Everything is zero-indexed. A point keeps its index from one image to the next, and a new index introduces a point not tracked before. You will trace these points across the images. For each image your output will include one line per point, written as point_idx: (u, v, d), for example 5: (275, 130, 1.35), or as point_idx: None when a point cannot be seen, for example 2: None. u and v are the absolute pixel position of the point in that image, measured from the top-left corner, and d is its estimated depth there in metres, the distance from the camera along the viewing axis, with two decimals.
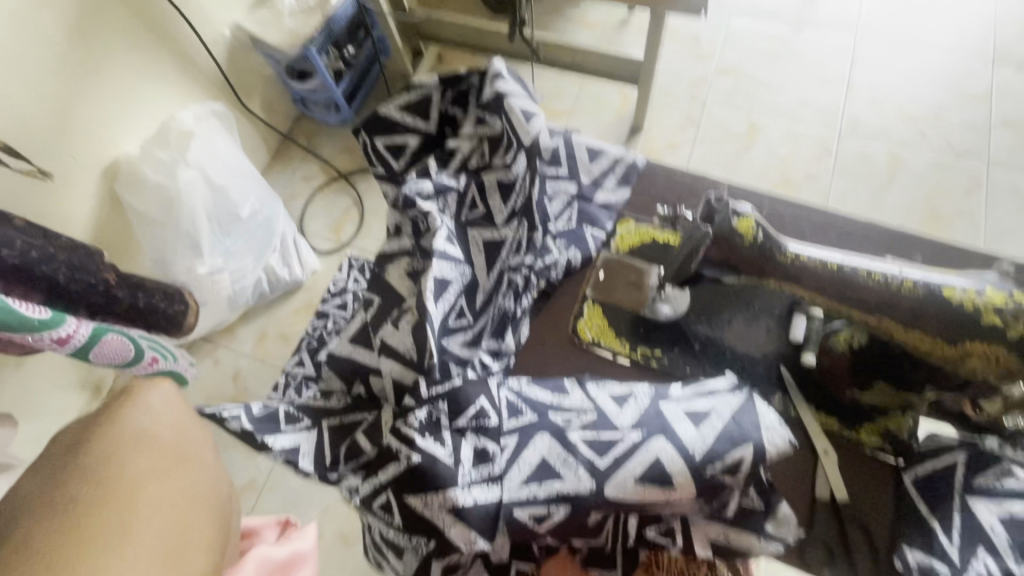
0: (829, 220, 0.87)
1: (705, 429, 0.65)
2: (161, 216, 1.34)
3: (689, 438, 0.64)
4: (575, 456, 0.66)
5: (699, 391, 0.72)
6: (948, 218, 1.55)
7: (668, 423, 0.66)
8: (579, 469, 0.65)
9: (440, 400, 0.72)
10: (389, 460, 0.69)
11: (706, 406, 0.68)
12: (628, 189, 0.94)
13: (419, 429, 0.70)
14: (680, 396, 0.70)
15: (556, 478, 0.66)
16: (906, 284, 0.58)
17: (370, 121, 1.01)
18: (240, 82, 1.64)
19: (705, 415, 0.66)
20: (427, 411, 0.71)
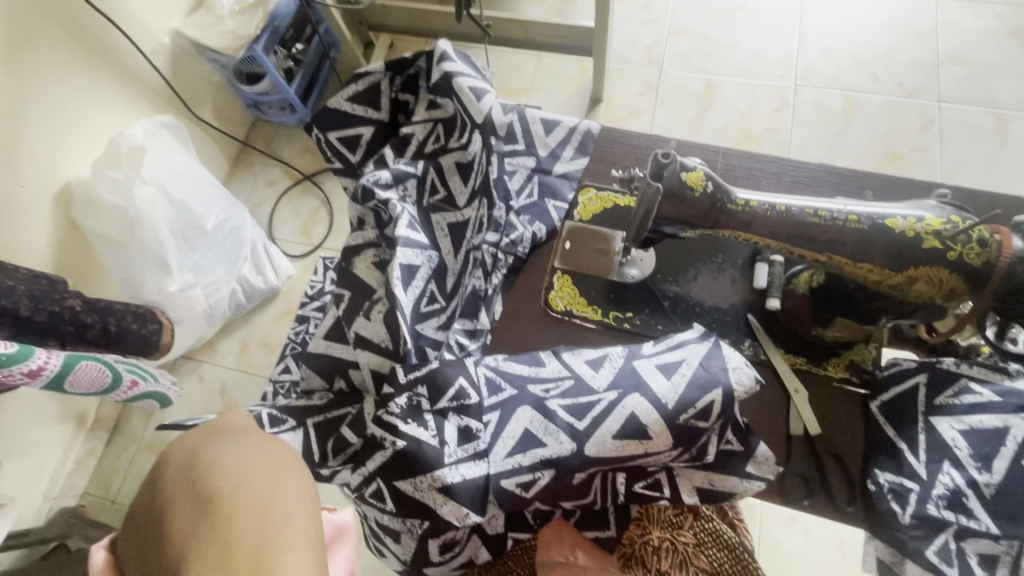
0: (783, 167, 0.88)
1: (677, 379, 0.69)
2: (123, 236, 1.31)
3: (663, 391, 0.68)
4: (556, 421, 0.69)
5: (673, 346, 0.73)
6: (905, 156, 1.58)
7: (642, 377, 0.70)
8: (560, 434, 0.68)
9: (420, 385, 0.72)
10: (376, 449, 0.70)
11: (679, 357, 0.71)
12: (586, 158, 0.94)
13: (401, 415, 0.70)
14: (653, 352, 0.72)
15: (538, 446, 0.68)
16: (851, 219, 0.62)
17: (320, 115, 0.99)
18: (187, 90, 1.59)
19: (680, 364, 0.70)
20: (408, 397, 0.71)
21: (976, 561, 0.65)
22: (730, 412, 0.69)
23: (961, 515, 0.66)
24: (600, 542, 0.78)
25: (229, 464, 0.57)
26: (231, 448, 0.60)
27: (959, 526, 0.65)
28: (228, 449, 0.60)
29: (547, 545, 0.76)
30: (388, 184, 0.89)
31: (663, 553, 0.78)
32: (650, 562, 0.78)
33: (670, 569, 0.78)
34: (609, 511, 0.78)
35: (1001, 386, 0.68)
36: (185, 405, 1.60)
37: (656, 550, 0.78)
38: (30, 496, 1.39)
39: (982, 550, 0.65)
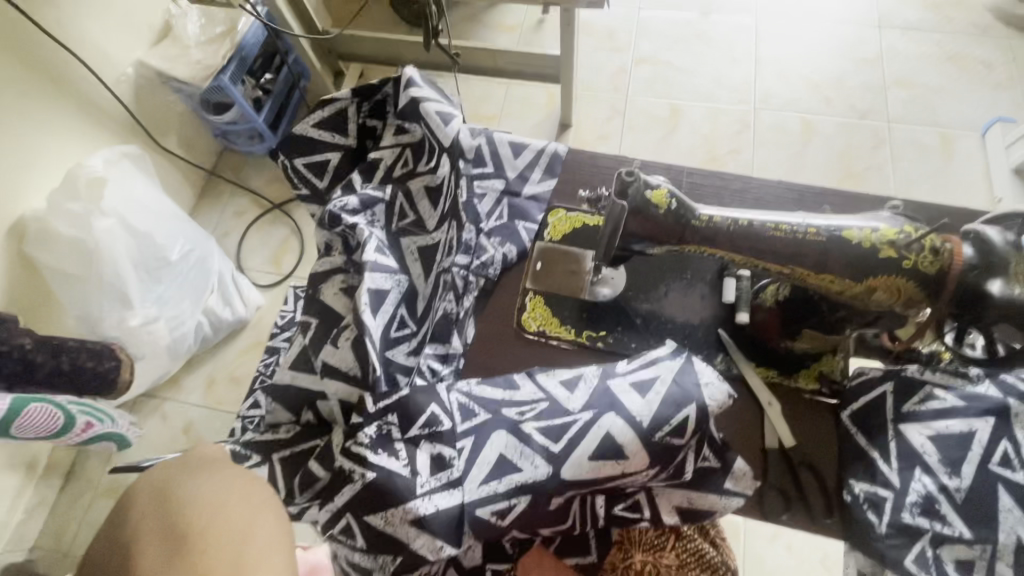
0: (746, 185, 0.91)
1: (652, 396, 0.68)
2: (80, 270, 1.25)
3: (637, 408, 0.67)
4: (530, 443, 0.68)
5: (646, 363, 0.72)
6: (861, 174, 1.65)
7: (617, 396, 0.69)
8: (536, 458, 0.67)
9: (390, 413, 0.70)
10: (344, 483, 0.67)
11: (653, 373, 0.70)
12: (554, 179, 0.95)
13: (370, 445, 0.67)
14: (627, 370, 0.72)
15: (515, 471, 0.66)
16: (810, 232, 0.62)
17: (286, 143, 0.99)
18: (151, 120, 1.56)
19: (654, 381, 0.69)
20: (377, 426, 0.69)
21: (953, 567, 0.64)
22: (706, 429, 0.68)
23: (935, 522, 0.66)
24: (583, 569, 0.77)
25: (202, 499, 0.52)
26: (203, 479, 0.55)
27: (933, 533, 0.65)
28: (201, 478, 0.54)
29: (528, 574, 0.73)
30: (355, 210, 0.88)
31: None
32: None
33: None
34: (590, 538, 0.77)
35: (964, 391, 0.69)
36: (147, 446, 1.52)
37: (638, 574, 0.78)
38: None
39: (959, 555, 0.64)
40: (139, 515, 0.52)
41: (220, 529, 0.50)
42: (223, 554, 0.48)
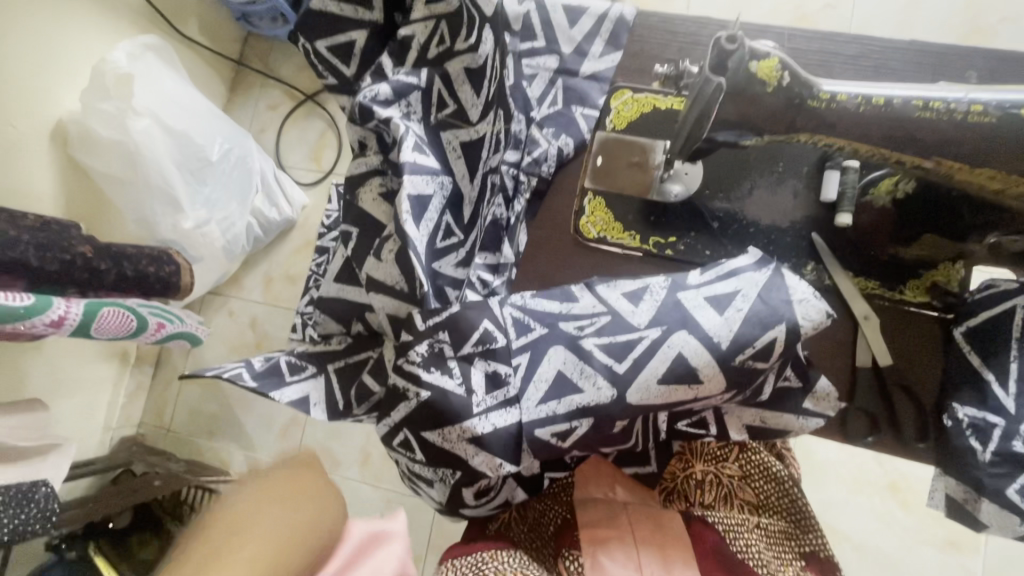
0: (861, 50, 0.72)
1: (731, 314, 0.60)
2: (127, 172, 1.23)
3: (712, 326, 0.60)
4: (591, 363, 0.62)
5: (724, 275, 0.64)
6: (990, 28, 1.32)
7: (691, 312, 0.61)
8: (598, 379, 0.62)
9: (441, 330, 0.65)
10: (398, 400, 0.65)
11: (733, 288, 0.62)
12: (619, 53, 0.79)
13: (422, 364, 0.64)
14: (699, 284, 0.63)
15: (576, 393, 0.62)
16: (973, 110, 0.47)
17: (306, 22, 0.85)
18: (167, 3, 1.42)
19: (733, 298, 0.61)
20: (428, 344, 0.65)
21: None
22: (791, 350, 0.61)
23: None
24: (639, 476, 0.76)
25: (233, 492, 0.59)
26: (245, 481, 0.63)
27: None
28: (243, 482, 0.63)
29: (585, 482, 0.73)
30: (388, 100, 0.76)
31: (706, 487, 0.76)
32: (692, 496, 0.75)
33: (714, 502, 0.74)
34: (650, 450, 0.74)
35: None
36: (220, 339, 1.61)
37: (698, 483, 0.76)
38: (89, 429, 1.47)
39: None
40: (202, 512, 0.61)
41: (237, 506, 0.56)
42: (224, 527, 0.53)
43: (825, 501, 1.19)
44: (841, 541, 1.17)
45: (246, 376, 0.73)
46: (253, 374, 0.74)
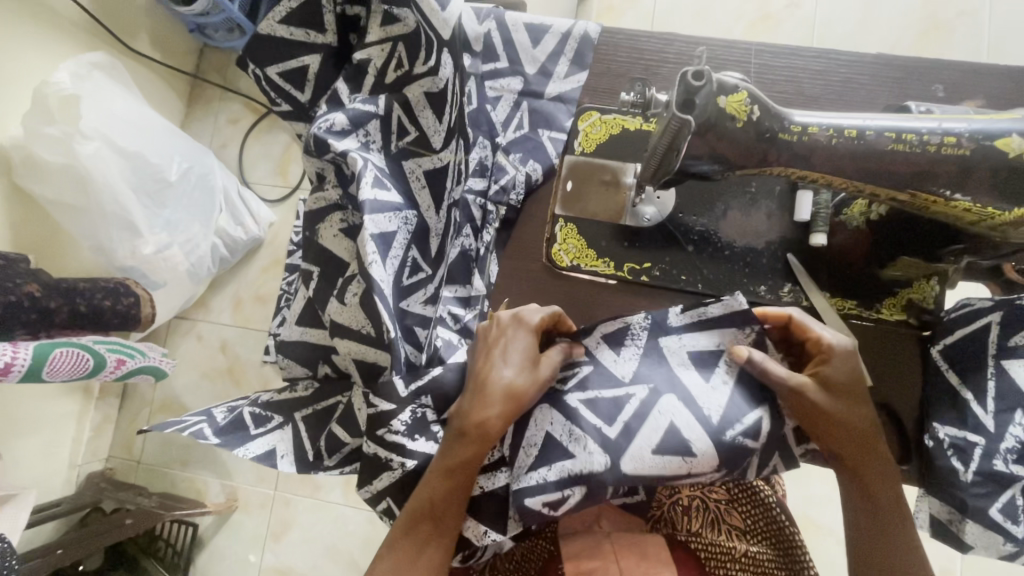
0: (829, 62, 0.71)
1: (719, 383, 0.61)
2: (78, 198, 1.16)
3: (700, 392, 0.61)
4: (580, 428, 0.61)
5: (704, 324, 0.62)
6: (948, 24, 1.34)
7: (675, 368, 0.62)
8: (589, 444, 0.60)
9: (424, 395, 0.65)
10: (381, 469, 0.63)
11: (717, 346, 0.62)
12: (584, 73, 0.76)
13: (407, 433, 0.63)
14: (681, 333, 0.63)
15: (563, 459, 0.60)
16: (947, 141, 0.46)
17: (254, 46, 0.80)
18: (114, 17, 1.33)
19: (719, 357, 0.62)
20: (412, 411, 0.64)
21: None
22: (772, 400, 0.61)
23: None
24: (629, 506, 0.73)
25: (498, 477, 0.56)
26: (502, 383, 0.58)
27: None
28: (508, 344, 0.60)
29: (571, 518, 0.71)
30: (344, 130, 0.71)
31: (693, 513, 0.74)
32: (680, 523, 0.74)
33: (702, 529, 0.73)
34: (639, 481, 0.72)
35: None
36: (188, 368, 1.52)
37: (685, 511, 0.74)
38: (53, 469, 1.39)
39: None
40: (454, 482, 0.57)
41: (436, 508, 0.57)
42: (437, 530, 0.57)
43: (810, 499, 1.20)
44: (826, 535, 1.19)
45: (207, 433, 0.70)
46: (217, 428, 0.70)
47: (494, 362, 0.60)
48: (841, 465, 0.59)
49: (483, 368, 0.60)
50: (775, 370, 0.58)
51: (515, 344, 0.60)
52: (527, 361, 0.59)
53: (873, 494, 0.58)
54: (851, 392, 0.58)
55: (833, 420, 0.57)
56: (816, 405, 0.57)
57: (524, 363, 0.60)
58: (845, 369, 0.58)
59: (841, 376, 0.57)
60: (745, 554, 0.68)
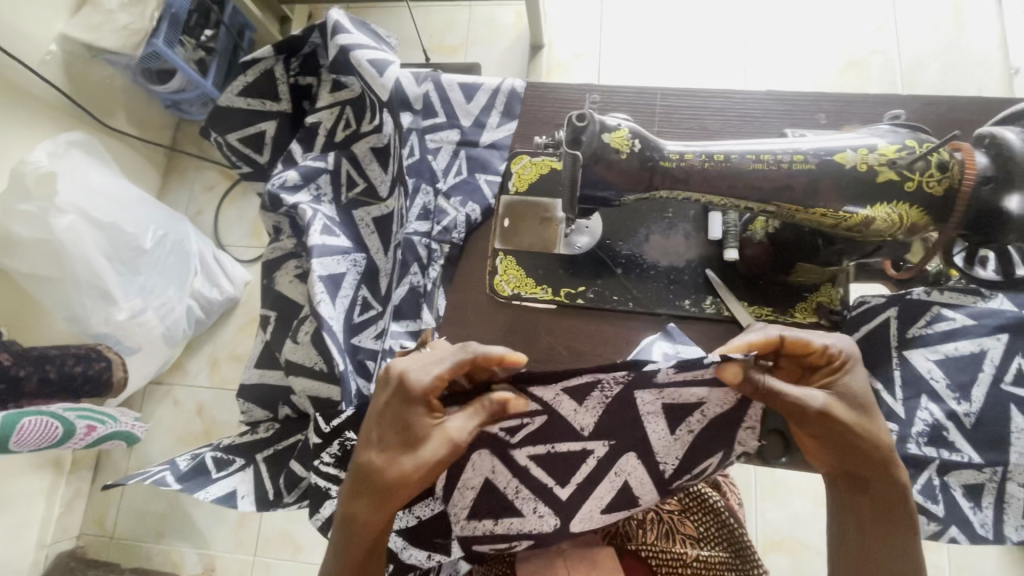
0: (732, 101, 0.81)
1: (682, 434, 0.61)
2: (52, 270, 1.20)
3: (660, 447, 0.61)
4: (533, 489, 0.63)
5: (692, 379, 0.56)
6: (864, 62, 1.50)
7: (643, 415, 0.59)
8: (541, 509, 0.64)
9: (349, 429, 0.65)
10: (323, 498, 0.66)
11: (697, 399, 0.58)
12: (515, 121, 0.85)
13: (337, 464, 0.66)
14: (661, 386, 0.57)
15: (515, 516, 0.64)
16: (797, 159, 0.55)
17: (216, 117, 0.88)
18: (90, 99, 1.42)
19: (694, 409, 0.59)
20: (338, 444, 0.66)
21: (961, 492, 0.64)
22: (728, 436, 0.61)
23: (942, 450, 0.64)
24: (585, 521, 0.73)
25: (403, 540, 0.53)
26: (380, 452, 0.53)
27: (941, 460, 0.64)
28: (389, 412, 0.54)
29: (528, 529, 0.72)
30: (296, 185, 0.81)
31: (648, 526, 0.77)
32: (633, 535, 0.77)
33: (655, 539, 0.76)
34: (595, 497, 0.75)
35: (975, 309, 0.66)
36: (163, 433, 1.51)
37: (640, 524, 0.77)
38: (19, 549, 1.34)
39: (967, 480, 0.64)
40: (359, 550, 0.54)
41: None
42: None
43: (793, 517, 1.22)
44: (814, 554, 1.20)
45: (170, 479, 0.71)
46: (178, 475, 0.72)
47: (372, 441, 0.54)
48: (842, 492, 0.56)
49: (367, 438, 0.54)
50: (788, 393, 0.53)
51: (392, 419, 0.53)
52: (401, 441, 0.53)
53: (882, 508, 0.55)
54: (864, 402, 0.54)
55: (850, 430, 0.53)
56: (831, 414, 0.53)
57: (401, 441, 0.53)
58: (858, 376, 0.55)
59: (854, 386, 0.55)
60: (698, 558, 0.71)
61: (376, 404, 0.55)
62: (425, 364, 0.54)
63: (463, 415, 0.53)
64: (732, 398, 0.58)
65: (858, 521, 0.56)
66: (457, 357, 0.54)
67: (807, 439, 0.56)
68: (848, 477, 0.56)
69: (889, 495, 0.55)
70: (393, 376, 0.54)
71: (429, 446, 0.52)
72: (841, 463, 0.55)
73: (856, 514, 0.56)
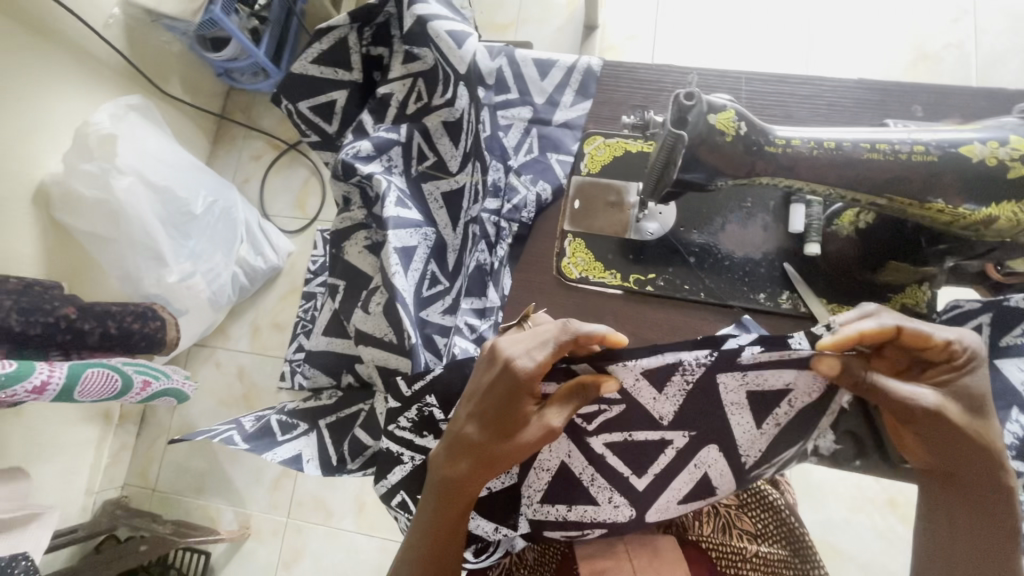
0: (814, 89, 0.77)
1: (768, 426, 0.59)
2: (109, 231, 1.22)
3: (744, 440, 0.61)
4: (610, 478, 0.64)
5: (776, 359, 0.54)
6: (936, 55, 1.42)
7: (728, 406, 0.58)
8: (616, 499, 0.65)
9: (428, 395, 0.65)
10: (394, 463, 0.68)
11: (783, 385, 0.56)
12: (589, 101, 0.83)
13: (413, 429, 0.66)
14: (745, 369, 0.55)
15: (590, 504, 0.65)
16: (918, 150, 0.52)
17: (287, 83, 0.88)
18: (148, 65, 1.45)
19: (781, 398, 0.58)
20: (417, 411, 0.66)
21: None
22: (810, 426, 0.60)
23: None
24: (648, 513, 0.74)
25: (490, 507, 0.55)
26: (483, 423, 0.54)
27: None
28: (494, 387, 0.53)
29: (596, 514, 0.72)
30: (369, 156, 0.80)
31: (705, 518, 0.75)
32: (691, 528, 0.74)
33: (713, 533, 0.74)
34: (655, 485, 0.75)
35: None
36: (206, 394, 1.55)
37: (696, 516, 0.75)
38: (71, 493, 1.41)
39: None
40: (449, 510, 0.56)
41: (435, 537, 0.56)
42: (436, 557, 0.56)
43: (826, 521, 1.20)
44: (846, 561, 1.17)
45: (237, 439, 0.73)
46: (245, 436, 0.74)
47: (469, 414, 0.55)
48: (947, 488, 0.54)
49: (470, 408, 0.55)
50: (876, 380, 0.53)
51: (495, 396, 0.53)
52: (506, 416, 0.53)
53: (984, 516, 0.53)
54: (980, 406, 0.52)
55: (956, 427, 0.52)
56: (937, 411, 0.52)
57: (505, 418, 0.54)
58: (980, 377, 0.53)
59: (966, 381, 0.52)
60: (757, 554, 0.70)
61: (480, 376, 0.55)
62: (527, 347, 0.53)
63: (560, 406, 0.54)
64: (819, 387, 0.57)
65: (953, 524, 0.54)
66: (561, 341, 0.52)
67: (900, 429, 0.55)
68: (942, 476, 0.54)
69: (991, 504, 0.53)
70: (496, 357, 0.54)
71: (534, 427, 0.53)
72: (941, 463, 0.54)
73: (951, 522, 0.54)
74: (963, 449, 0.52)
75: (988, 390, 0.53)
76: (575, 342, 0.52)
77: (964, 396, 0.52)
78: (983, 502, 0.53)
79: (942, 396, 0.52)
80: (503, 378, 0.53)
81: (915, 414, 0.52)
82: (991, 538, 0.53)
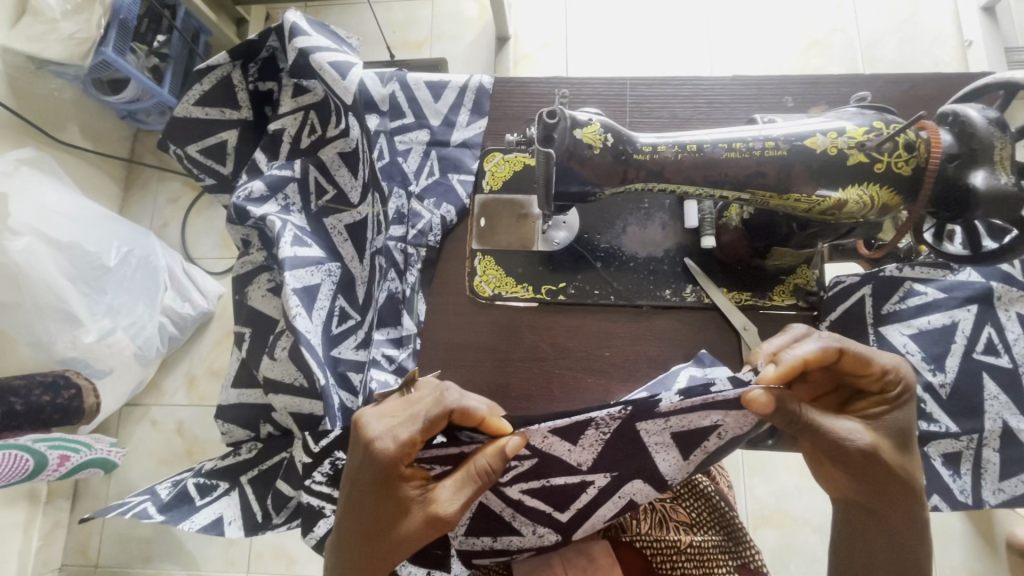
0: (699, 86, 0.81)
1: (695, 456, 0.60)
2: (8, 296, 1.13)
3: (670, 470, 0.61)
4: (534, 516, 0.64)
5: (707, 402, 0.53)
6: (824, 39, 1.52)
7: (654, 446, 0.59)
8: (541, 529, 0.65)
9: (338, 449, 0.67)
10: (317, 519, 0.66)
11: (708, 422, 0.57)
12: (484, 119, 0.83)
13: (330, 483, 0.67)
14: (667, 416, 0.55)
15: (514, 535, 0.65)
16: (769, 146, 0.57)
17: (173, 129, 0.84)
18: (38, 115, 1.35)
19: (710, 434, 0.58)
20: (330, 463, 0.67)
21: (941, 462, 0.66)
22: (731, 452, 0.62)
23: (921, 422, 0.66)
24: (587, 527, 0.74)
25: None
26: (366, 508, 0.53)
27: (922, 432, 0.66)
28: (366, 474, 0.53)
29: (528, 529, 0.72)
30: (263, 196, 0.78)
31: (642, 516, 0.76)
32: (630, 528, 0.74)
33: (650, 529, 0.74)
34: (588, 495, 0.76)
35: (943, 283, 0.68)
36: (144, 454, 1.45)
37: (634, 514, 0.76)
38: None
39: (946, 449, 0.66)
40: None
41: None
42: None
43: (780, 492, 1.24)
44: (802, 527, 1.22)
45: (151, 510, 0.69)
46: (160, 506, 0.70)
47: (354, 500, 0.54)
48: (867, 518, 0.57)
49: (354, 494, 0.54)
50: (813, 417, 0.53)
51: (372, 480, 0.53)
52: (390, 498, 0.53)
53: (896, 542, 0.56)
54: (906, 441, 0.55)
55: (887, 462, 0.54)
56: (871, 447, 0.53)
57: (389, 501, 0.53)
58: (907, 412, 0.55)
59: (894, 416, 0.55)
60: (692, 545, 0.70)
61: (356, 461, 0.54)
62: (392, 425, 0.53)
63: (450, 486, 0.53)
64: (749, 422, 0.58)
65: (869, 552, 0.57)
66: (428, 414, 0.52)
67: (828, 466, 0.56)
68: (867, 509, 0.56)
69: (909, 531, 0.56)
70: (363, 441, 0.53)
71: (419, 507, 0.52)
72: (867, 498, 0.56)
73: (868, 548, 0.57)
74: (888, 485, 0.54)
75: (913, 423, 0.56)
76: (444, 413, 0.52)
77: (890, 430, 0.55)
78: (895, 532, 0.56)
79: (873, 432, 0.54)
80: (372, 463, 0.52)
81: (853, 454, 0.53)
82: (903, 563, 0.56)
